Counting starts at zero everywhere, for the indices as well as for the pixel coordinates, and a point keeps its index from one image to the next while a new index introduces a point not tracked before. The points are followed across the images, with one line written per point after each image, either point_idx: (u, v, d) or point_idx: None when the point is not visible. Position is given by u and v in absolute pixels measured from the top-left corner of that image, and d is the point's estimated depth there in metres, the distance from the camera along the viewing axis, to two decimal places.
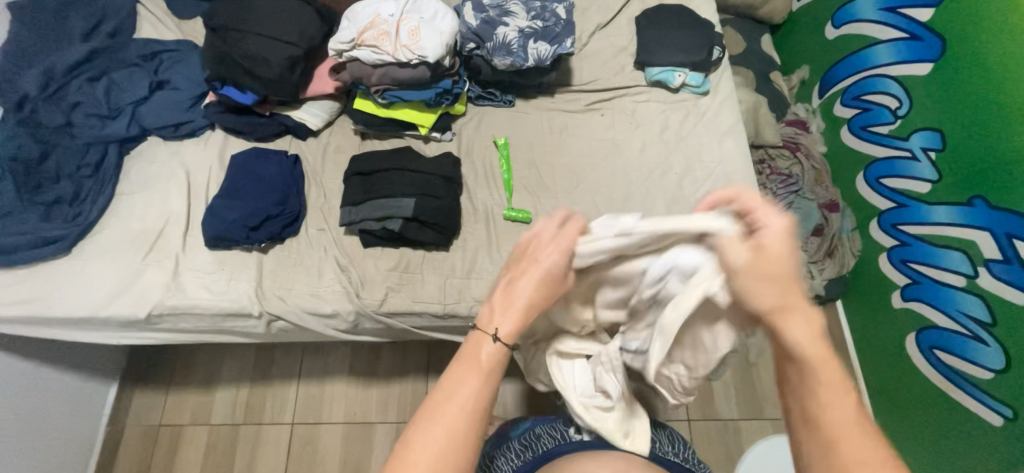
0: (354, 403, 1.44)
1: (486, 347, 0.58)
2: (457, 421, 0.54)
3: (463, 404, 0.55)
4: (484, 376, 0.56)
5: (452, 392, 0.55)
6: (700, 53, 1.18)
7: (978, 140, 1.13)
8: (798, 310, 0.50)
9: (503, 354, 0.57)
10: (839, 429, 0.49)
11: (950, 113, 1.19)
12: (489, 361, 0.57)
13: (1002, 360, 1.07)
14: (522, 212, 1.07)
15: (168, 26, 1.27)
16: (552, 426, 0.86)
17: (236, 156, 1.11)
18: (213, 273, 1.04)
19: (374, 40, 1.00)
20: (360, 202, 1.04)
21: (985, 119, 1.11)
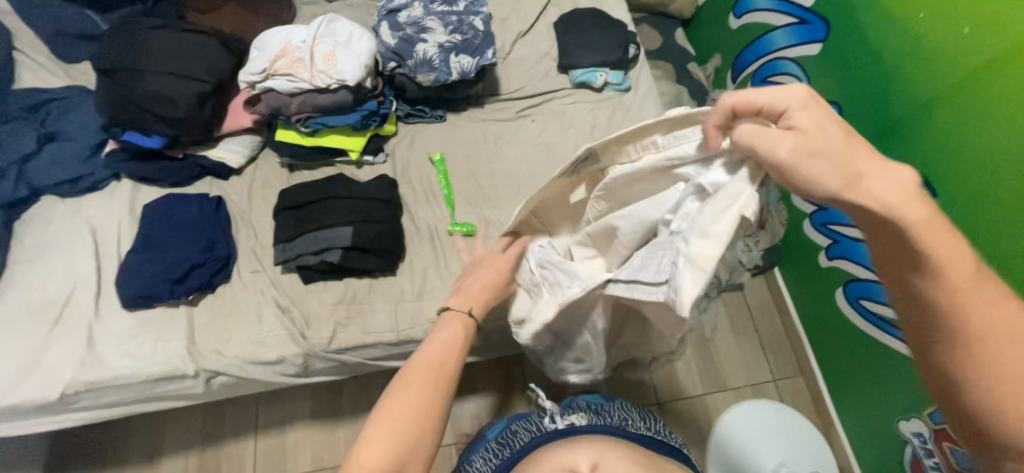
0: (319, 448, 1.35)
1: (459, 319, 0.74)
2: (432, 377, 0.66)
3: (438, 367, 0.68)
4: (456, 342, 0.72)
5: (432, 354, 0.69)
6: (617, 52, 1.23)
7: (868, 107, 1.26)
8: (877, 172, 0.45)
9: (472, 328, 0.75)
10: (984, 307, 0.42)
11: (842, 86, 1.32)
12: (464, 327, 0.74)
13: None
14: (467, 226, 1.06)
15: (54, 72, 1.16)
16: (527, 419, 0.87)
17: (149, 205, 1.02)
18: (135, 337, 0.94)
19: (288, 69, 0.96)
20: (294, 238, 0.99)
21: (871, 88, 1.24)
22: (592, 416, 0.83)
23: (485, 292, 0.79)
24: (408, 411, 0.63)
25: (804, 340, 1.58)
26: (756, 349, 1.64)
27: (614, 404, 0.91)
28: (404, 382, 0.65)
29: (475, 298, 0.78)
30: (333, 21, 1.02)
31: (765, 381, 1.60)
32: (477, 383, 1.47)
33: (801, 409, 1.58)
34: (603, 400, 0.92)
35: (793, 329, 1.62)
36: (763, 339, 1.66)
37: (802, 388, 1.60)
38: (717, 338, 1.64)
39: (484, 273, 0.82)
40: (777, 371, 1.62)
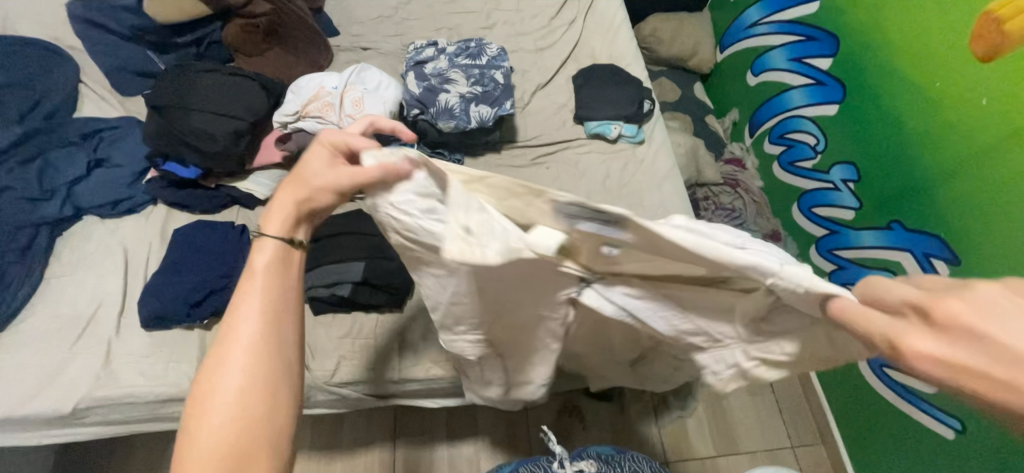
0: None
1: (261, 251, 0.56)
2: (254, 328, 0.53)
3: (250, 321, 0.53)
4: (266, 277, 0.55)
5: (238, 306, 0.53)
6: (631, 107, 1.28)
7: (885, 171, 1.26)
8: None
9: (285, 250, 0.57)
10: None
11: (861, 147, 1.33)
12: (278, 258, 0.56)
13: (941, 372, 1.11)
14: None
15: (111, 103, 1.27)
16: (536, 463, 0.84)
17: (179, 229, 1.09)
18: (149, 356, 0.98)
19: (319, 112, 1.04)
20: (309, 269, 1.03)
21: (890, 151, 1.25)
22: (601, 466, 0.83)
23: (298, 205, 0.58)
24: (233, 381, 0.50)
25: (825, 406, 1.51)
26: (773, 411, 1.57)
27: (624, 455, 0.87)
28: (217, 359, 0.52)
29: (282, 220, 0.57)
30: (363, 69, 1.10)
31: (782, 447, 1.52)
32: (479, 427, 1.45)
33: None
34: (613, 451, 0.88)
35: (812, 391, 1.56)
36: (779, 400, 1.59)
37: (824, 456, 1.50)
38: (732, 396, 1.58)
39: (285, 189, 0.58)
40: (796, 437, 1.53)
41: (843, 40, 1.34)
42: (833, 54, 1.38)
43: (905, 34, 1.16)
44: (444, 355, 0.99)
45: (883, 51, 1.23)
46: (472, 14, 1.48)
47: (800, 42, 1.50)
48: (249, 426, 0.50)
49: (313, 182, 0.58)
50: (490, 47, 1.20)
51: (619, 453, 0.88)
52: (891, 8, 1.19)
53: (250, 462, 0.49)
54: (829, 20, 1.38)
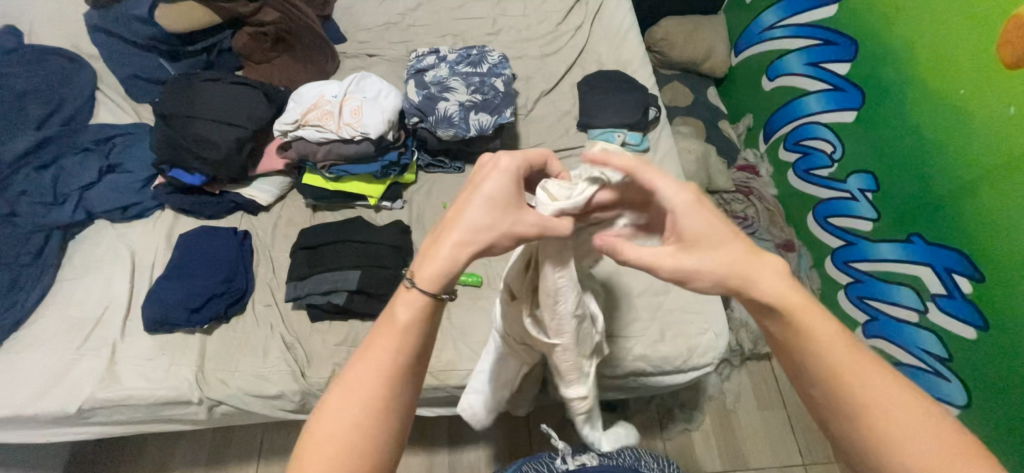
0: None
1: (402, 302, 0.51)
2: (371, 388, 0.48)
3: (382, 370, 0.49)
4: (400, 335, 0.50)
5: (366, 357, 0.49)
6: (636, 115, 1.26)
7: (905, 181, 1.21)
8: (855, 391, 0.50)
9: (424, 307, 0.51)
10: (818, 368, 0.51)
11: (880, 156, 1.27)
12: (422, 316, 0.51)
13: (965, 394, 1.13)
14: (472, 276, 1.09)
15: (125, 110, 1.31)
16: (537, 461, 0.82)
17: (184, 234, 1.11)
18: (151, 360, 1.00)
19: (318, 120, 1.04)
20: (306, 276, 1.03)
21: (909, 161, 1.19)
22: (604, 457, 0.78)
23: (453, 261, 0.52)
24: (339, 433, 0.47)
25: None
26: (785, 428, 1.56)
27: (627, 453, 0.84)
28: (336, 393, 0.49)
29: (433, 273, 0.51)
30: (363, 78, 1.10)
31: (794, 465, 1.51)
32: (480, 433, 1.45)
33: None
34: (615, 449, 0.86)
35: None
36: (791, 415, 1.58)
37: None
38: (740, 410, 1.58)
39: (452, 222, 0.53)
40: (808, 455, 1.52)
41: (861, 44, 1.29)
42: (851, 59, 1.32)
43: (927, 37, 1.11)
44: (437, 365, 0.99)
45: (905, 53, 1.17)
46: (477, 20, 1.48)
47: (816, 45, 1.44)
48: None
49: (494, 200, 0.54)
50: (491, 54, 1.19)
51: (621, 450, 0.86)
52: (911, 12, 1.14)
53: None
54: (848, 22, 1.33)
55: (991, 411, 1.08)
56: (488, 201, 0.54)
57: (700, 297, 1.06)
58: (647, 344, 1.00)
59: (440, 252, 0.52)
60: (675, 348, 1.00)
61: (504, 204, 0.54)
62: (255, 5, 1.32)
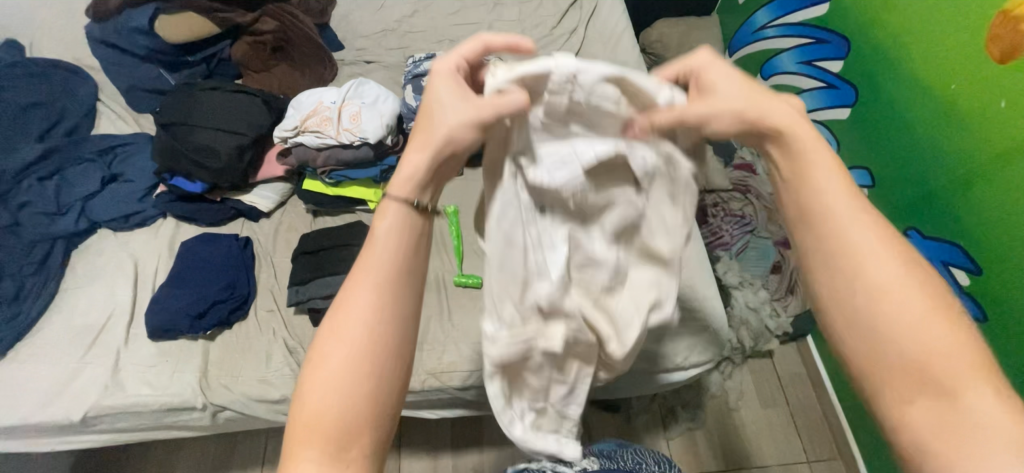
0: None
1: (384, 215, 0.49)
2: (365, 300, 0.47)
3: (370, 281, 0.47)
4: (387, 246, 0.48)
5: (357, 271, 0.48)
6: None
7: (901, 174, 1.22)
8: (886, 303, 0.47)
9: (406, 217, 0.49)
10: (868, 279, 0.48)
11: (875, 152, 1.28)
12: (404, 224, 0.49)
13: None
14: (471, 278, 1.09)
15: (126, 120, 1.32)
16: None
17: (186, 242, 1.12)
18: (155, 366, 1.01)
19: (318, 126, 1.04)
20: (307, 280, 1.03)
21: (905, 154, 1.20)
22: (603, 461, 0.77)
23: (431, 152, 0.49)
24: (345, 348, 0.46)
25: (840, 413, 1.52)
26: (787, 424, 1.57)
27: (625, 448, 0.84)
28: (337, 310, 0.48)
29: (407, 181, 0.49)
30: (362, 84, 1.11)
31: (797, 462, 1.51)
32: (483, 433, 1.45)
33: None
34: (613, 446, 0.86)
35: (829, 404, 1.56)
36: (794, 412, 1.58)
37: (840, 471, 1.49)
38: (742, 407, 1.58)
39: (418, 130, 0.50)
40: (811, 451, 1.53)
41: (854, 42, 1.30)
42: (845, 56, 1.34)
43: (919, 31, 1.12)
44: (439, 367, 1.00)
45: (898, 48, 1.18)
46: (473, 25, 1.49)
47: (808, 44, 1.46)
48: (354, 396, 0.46)
49: (444, 111, 0.49)
50: None
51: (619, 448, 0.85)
52: (901, 8, 1.16)
53: (356, 426, 0.46)
54: (840, 20, 1.34)
55: None
56: (447, 109, 0.49)
57: None
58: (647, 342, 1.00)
59: (405, 155, 0.50)
60: (675, 345, 1.00)
61: (448, 99, 0.49)
62: (253, 15, 1.36)
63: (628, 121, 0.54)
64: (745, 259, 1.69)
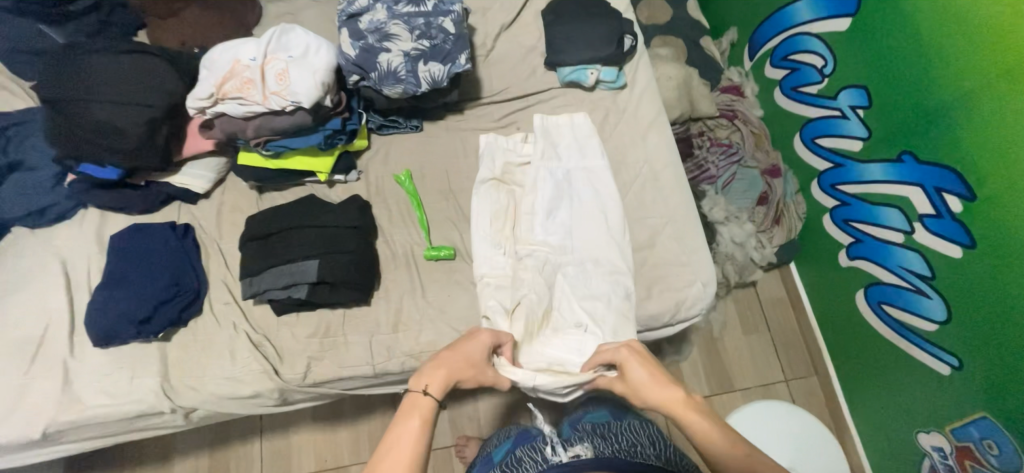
0: (322, 448, 1.41)
1: (419, 402, 0.67)
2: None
3: (412, 457, 0.62)
4: (415, 429, 0.64)
5: (393, 443, 0.63)
6: (610, 46, 1.10)
7: (901, 94, 1.14)
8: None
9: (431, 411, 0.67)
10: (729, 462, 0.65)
11: (875, 68, 1.19)
12: (428, 417, 0.66)
13: (944, 311, 1.12)
14: (443, 250, 1.00)
15: (15, 90, 1.11)
16: (533, 446, 0.82)
17: (115, 235, 0.99)
18: (110, 375, 0.93)
19: (238, 91, 0.86)
20: (259, 271, 0.92)
21: (908, 69, 1.11)
22: (598, 445, 0.79)
23: (447, 377, 0.70)
24: None
25: (817, 333, 1.57)
26: (767, 348, 1.62)
27: (618, 424, 0.90)
28: None
29: (432, 386, 0.68)
30: (286, 32, 0.90)
31: (776, 382, 1.58)
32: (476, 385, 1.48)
33: (813, 409, 1.56)
34: (607, 420, 0.91)
35: (808, 328, 1.60)
36: (774, 336, 1.63)
37: (815, 386, 1.58)
38: (726, 336, 1.62)
39: (439, 360, 0.72)
40: (789, 371, 1.60)
41: None
42: None
43: None
44: (418, 348, 0.95)
45: None
46: None
47: None
48: None
49: (468, 355, 0.74)
50: None
51: (615, 422, 0.91)
52: None
53: None
54: None
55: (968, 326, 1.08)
56: (472, 359, 0.74)
57: (686, 249, 1.01)
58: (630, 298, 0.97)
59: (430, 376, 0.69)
60: (661, 305, 0.97)
61: (476, 350, 0.75)
62: None
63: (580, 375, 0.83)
64: (732, 192, 1.62)
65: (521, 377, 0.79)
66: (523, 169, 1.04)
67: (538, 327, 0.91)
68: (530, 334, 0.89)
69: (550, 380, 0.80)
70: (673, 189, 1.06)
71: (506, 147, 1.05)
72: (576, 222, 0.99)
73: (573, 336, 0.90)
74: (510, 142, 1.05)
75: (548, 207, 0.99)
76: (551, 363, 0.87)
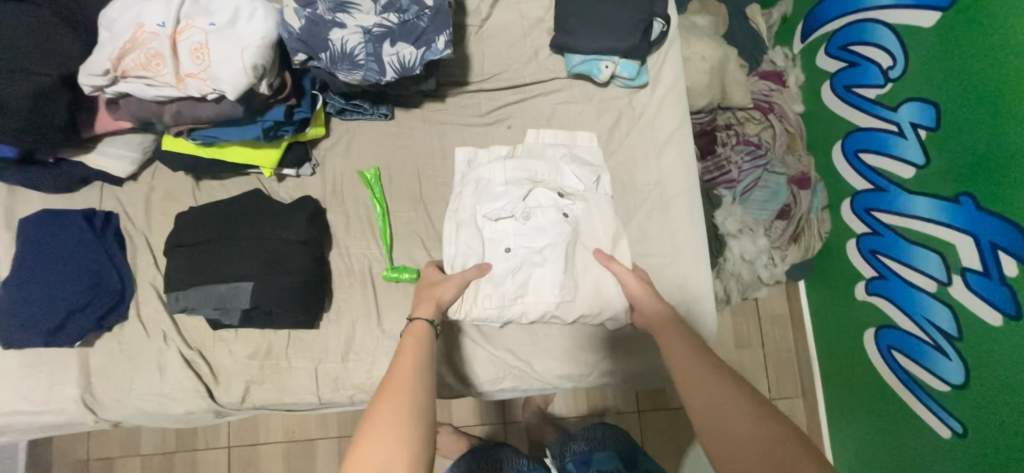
0: (290, 420, 1.32)
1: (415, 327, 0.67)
2: (407, 368, 0.59)
3: (412, 370, 0.59)
4: (416, 340, 0.64)
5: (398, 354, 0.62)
6: (633, 34, 0.87)
7: (981, 117, 0.90)
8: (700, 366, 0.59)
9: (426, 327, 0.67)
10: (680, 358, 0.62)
11: (951, 80, 0.96)
12: (420, 336, 0.65)
13: (964, 376, 0.96)
14: (405, 272, 0.85)
15: None
16: None
17: (23, 222, 0.84)
18: (27, 379, 0.83)
19: (144, 69, 0.67)
20: (185, 285, 0.79)
21: (998, 88, 0.87)
22: None
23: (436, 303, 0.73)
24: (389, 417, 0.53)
25: (814, 357, 1.42)
26: (758, 365, 1.48)
27: None
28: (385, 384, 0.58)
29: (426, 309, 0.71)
30: None
31: None
32: None
33: None
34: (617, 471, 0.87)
35: (805, 354, 1.45)
36: (767, 354, 1.49)
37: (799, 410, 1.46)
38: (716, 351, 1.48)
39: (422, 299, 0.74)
40: (776, 389, 1.47)
41: None
42: None
43: None
44: (370, 382, 0.84)
45: None
46: None
47: None
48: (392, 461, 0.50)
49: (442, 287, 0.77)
50: None
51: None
52: None
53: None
54: None
55: (989, 401, 0.92)
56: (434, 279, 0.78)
57: (689, 298, 0.87)
58: (613, 352, 0.85)
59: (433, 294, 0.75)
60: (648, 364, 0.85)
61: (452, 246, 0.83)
62: None
63: (556, 237, 0.83)
64: (750, 201, 1.41)
65: (480, 211, 0.84)
66: (501, 201, 0.84)
67: (511, 262, 0.83)
68: (500, 251, 0.83)
69: (513, 221, 0.84)
70: (685, 222, 0.89)
71: (482, 176, 0.86)
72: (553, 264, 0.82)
73: (546, 236, 0.83)
74: (488, 170, 0.86)
75: (537, 255, 0.83)
76: (519, 242, 0.83)
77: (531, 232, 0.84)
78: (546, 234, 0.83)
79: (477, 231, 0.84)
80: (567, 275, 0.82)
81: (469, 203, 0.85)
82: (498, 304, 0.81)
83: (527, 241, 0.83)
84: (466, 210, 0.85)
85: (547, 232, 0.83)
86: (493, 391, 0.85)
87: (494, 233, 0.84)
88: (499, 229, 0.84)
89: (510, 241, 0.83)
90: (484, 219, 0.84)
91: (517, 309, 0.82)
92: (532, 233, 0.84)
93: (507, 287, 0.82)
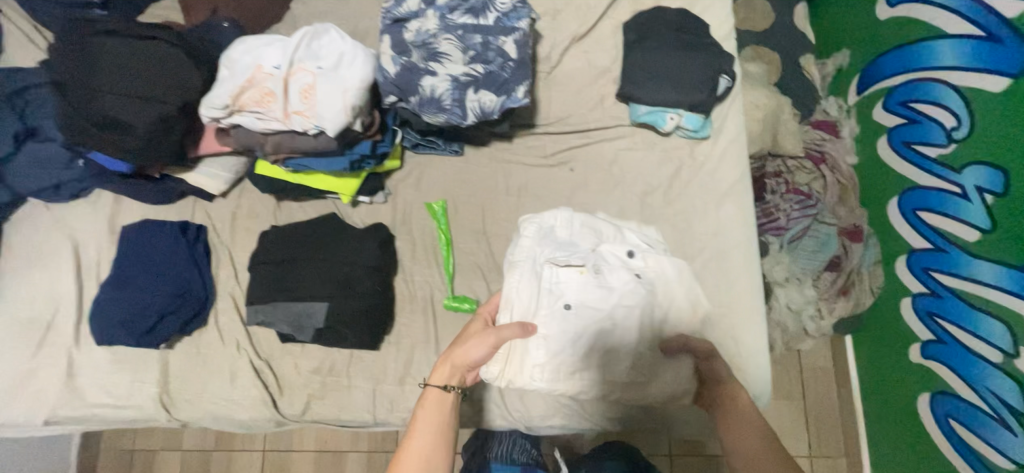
0: (324, 430, 1.36)
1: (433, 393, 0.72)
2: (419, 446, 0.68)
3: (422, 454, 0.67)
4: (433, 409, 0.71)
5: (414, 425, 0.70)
6: (700, 90, 0.91)
7: None
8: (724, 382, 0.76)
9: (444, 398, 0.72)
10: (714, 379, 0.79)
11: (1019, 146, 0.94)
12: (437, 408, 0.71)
13: None
14: (466, 302, 0.89)
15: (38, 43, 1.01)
16: None
17: (125, 230, 0.92)
18: (112, 374, 0.90)
19: (258, 105, 0.75)
20: (265, 300, 0.85)
21: None
22: None
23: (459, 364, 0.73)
24: None
25: (859, 416, 1.36)
26: (798, 418, 1.43)
27: None
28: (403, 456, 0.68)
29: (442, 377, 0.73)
30: (318, 36, 0.78)
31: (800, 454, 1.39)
32: None
33: None
34: None
35: (849, 409, 1.39)
36: (809, 407, 1.44)
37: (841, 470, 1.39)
38: None
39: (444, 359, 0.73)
40: (815, 445, 1.41)
41: None
42: None
43: None
44: None
45: None
46: None
47: None
48: None
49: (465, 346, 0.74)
50: None
51: None
52: None
53: None
54: None
55: None
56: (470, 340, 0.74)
57: (743, 350, 0.87)
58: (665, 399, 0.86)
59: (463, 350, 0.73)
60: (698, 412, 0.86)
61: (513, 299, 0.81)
62: None
63: (625, 302, 0.82)
64: (798, 249, 1.37)
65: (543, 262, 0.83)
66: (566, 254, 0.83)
67: (575, 322, 0.80)
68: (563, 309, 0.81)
69: (578, 278, 0.82)
70: (742, 274, 0.90)
71: (545, 220, 0.87)
72: (620, 328, 0.81)
73: (612, 297, 0.82)
74: (553, 216, 0.87)
75: (606, 318, 0.81)
76: (585, 300, 0.81)
77: (597, 293, 0.81)
78: (613, 295, 0.82)
79: (537, 281, 0.82)
80: (639, 344, 0.81)
81: (532, 251, 0.84)
82: (556, 364, 0.79)
83: (590, 300, 0.81)
84: (526, 255, 0.84)
85: (613, 293, 0.82)
86: (542, 427, 0.87)
87: (559, 290, 0.82)
88: (563, 285, 0.82)
89: (573, 298, 0.81)
90: (548, 273, 0.82)
91: (578, 382, 0.80)
92: (597, 293, 0.82)
93: (571, 349, 0.80)
